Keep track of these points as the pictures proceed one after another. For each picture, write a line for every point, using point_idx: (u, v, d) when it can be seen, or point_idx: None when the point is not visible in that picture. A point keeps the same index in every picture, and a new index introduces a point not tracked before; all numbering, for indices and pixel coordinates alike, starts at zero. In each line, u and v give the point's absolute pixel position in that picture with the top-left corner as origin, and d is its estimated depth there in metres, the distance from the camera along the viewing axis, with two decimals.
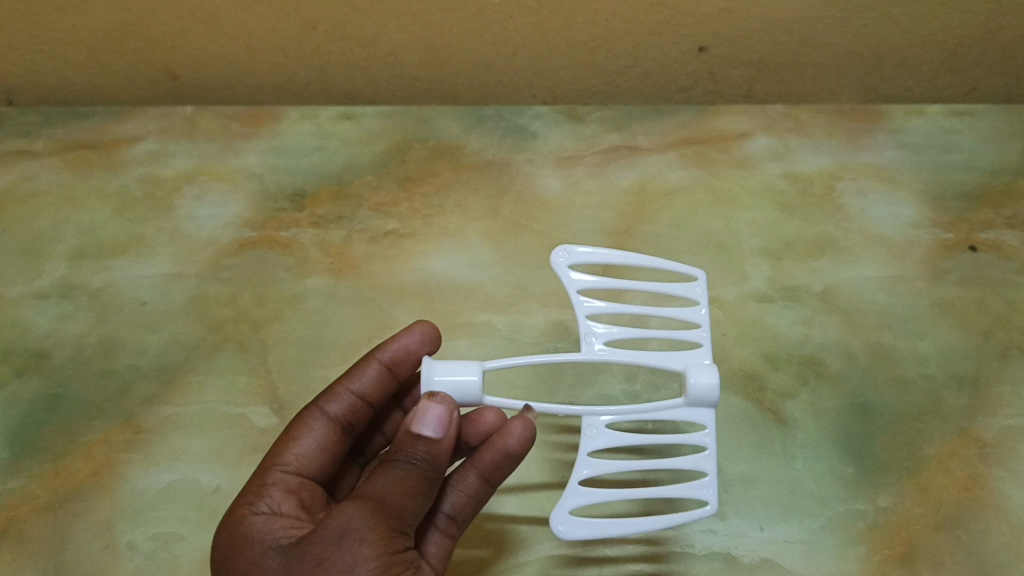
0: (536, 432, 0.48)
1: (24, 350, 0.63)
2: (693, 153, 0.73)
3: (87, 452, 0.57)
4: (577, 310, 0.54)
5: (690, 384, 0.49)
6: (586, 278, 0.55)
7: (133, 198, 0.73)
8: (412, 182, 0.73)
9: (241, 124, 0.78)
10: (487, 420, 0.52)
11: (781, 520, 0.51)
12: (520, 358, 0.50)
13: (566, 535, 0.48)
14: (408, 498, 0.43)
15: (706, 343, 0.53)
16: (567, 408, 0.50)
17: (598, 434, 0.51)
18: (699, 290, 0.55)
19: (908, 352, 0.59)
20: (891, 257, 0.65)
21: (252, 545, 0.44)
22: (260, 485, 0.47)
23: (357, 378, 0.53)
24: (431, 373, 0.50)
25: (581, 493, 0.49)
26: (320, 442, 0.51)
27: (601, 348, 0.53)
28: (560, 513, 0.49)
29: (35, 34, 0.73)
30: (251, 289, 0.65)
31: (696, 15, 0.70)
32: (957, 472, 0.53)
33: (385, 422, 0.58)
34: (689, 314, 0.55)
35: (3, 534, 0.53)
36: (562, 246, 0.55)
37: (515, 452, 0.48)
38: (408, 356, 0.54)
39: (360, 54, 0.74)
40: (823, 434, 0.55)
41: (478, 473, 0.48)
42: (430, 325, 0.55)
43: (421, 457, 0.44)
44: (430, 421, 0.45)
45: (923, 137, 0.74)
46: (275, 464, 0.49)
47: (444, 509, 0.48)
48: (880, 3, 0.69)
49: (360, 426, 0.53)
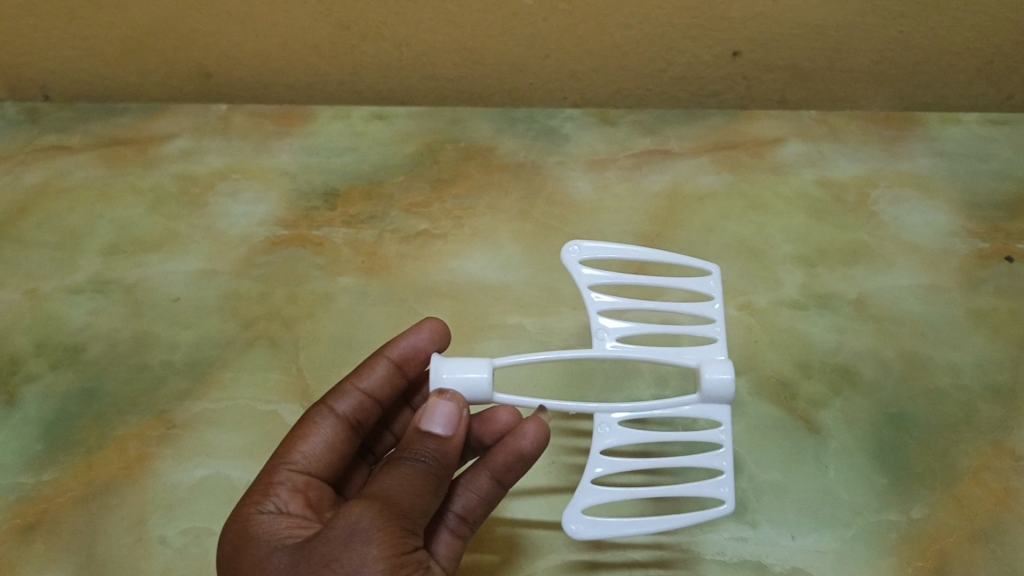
0: (550, 433, 0.49)
1: (59, 343, 0.63)
2: (726, 158, 0.73)
3: (120, 447, 0.57)
4: (588, 306, 0.55)
5: (705, 379, 0.49)
6: (597, 274, 0.55)
7: (167, 195, 0.74)
8: (443, 183, 0.73)
9: (274, 123, 0.78)
10: (501, 419, 0.51)
11: (813, 529, 0.51)
12: (529, 356, 0.50)
13: (579, 535, 0.48)
14: (416, 497, 0.43)
15: (721, 339, 0.53)
16: (578, 406, 0.50)
17: (609, 432, 0.51)
18: (712, 284, 0.55)
19: (942, 362, 0.59)
20: (925, 266, 0.64)
21: (259, 545, 0.44)
22: (267, 484, 0.47)
23: (365, 376, 0.53)
24: (440, 371, 0.50)
25: (593, 492, 0.49)
26: (328, 441, 0.51)
27: (612, 344, 0.53)
28: (573, 512, 0.49)
29: (73, 30, 0.74)
30: (284, 287, 0.66)
31: (731, 19, 0.70)
32: (992, 485, 0.52)
33: (393, 420, 0.58)
34: (705, 309, 0.55)
35: (37, 526, 0.54)
36: (572, 241, 0.56)
37: (529, 454, 0.48)
38: (417, 355, 0.54)
39: (394, 54, 0.74)
40: (856, 444, 0.54)
41: (490, 474, 0.48)
42: (439, 324, 0.56)
43: (430, 455, 0.44)
44: (439, 419, 0.46)
45: (959, 145, 0.73)
46: (281, 462, 0.49)
47: (455, 508, 0.48)
48: (915, 9, 0.69)
49: (369, 424, 0.53)
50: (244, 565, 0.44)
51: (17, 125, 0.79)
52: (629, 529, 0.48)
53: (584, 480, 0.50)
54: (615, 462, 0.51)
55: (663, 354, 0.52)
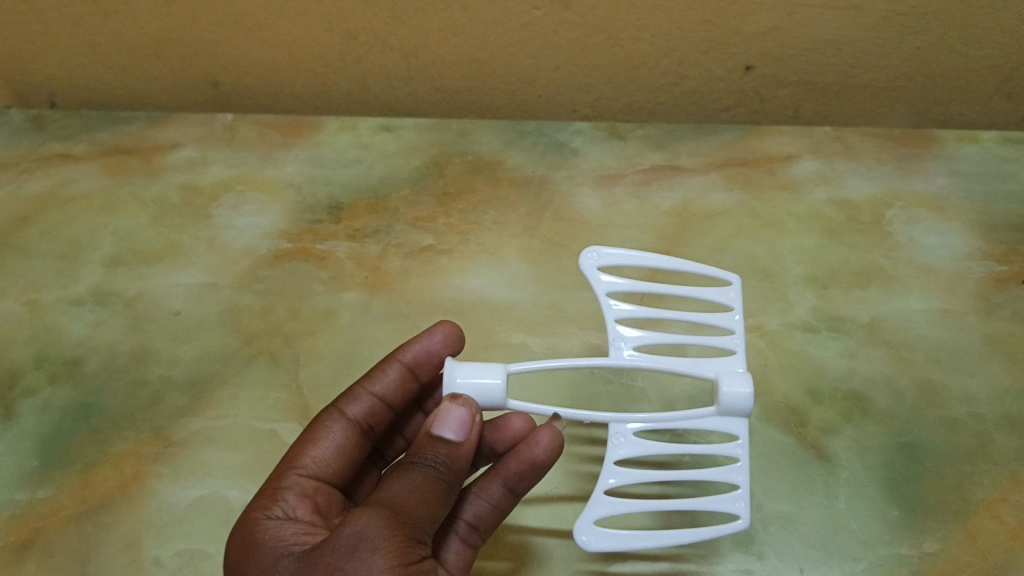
0: (563, 442, 0.48)
1: (58, 356, 0.62)
2: (737, 175, 0.72)
3: (116, 464, 0.56)
4: (605, 313, 0.53)
5: (722, 393, 0.48)
6: (615, 281, 0.54)
7: (170, 206, 0.73)
8: (450, 197, 0.72)
9: (280, 133, 0.78)
10: (514, 426, 0.50)
11: (823, 562, 0.49)
12: (545, 363, 0.49)
13: (590, 546, 0.47)
14: (424, 504, 0.41)
15: (740, 351, 0.52)
16: (595, 415, 0.48)
17: (624, 442, 0.50)
18: (732, 295, 0.54)
19: (957, 390, 0.57)
20: (940, 290, 0.63)
21: (265, 552, 0.42)
22: (275, 489, 0.46)
23: (378, 380, 0.52)
24: (453, 375, 0.48)
25: (606, 503, 0.48)
26: (338, 445, 0.49)
27: (629, 353, 0.52)
28: (584, 523, 0.47)
29: (79, 37, 0.73)
30: (285, 302, 0.65)
31: (744, 34, 0.69)
32: (1008, 519, 0.51)
33: (405, 425, 0.57)
34: (723, 319, 0.54)
35: (30, 544, 0.52)
36: (590, 247, 0.54)
37: (543, 463, 0.47)
38: (430, 358, 0.53)
39: (402, 66, 0.74)
40: (868, 474, 0.53)
41: (502, 483, 0.47)
42: (452, 327, 0.55)
43: (441, 461, 0.43)
44: (451, 424, 0.44)
45: (977, 164, 0.72)
46: (291, 466, 0.48)
47: (465, 517, 0.47)
48: (934, 25, 0.67)
49: (380, 429, 0.52)
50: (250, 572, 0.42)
51: (22, 133, 0.78)
52: (642, 542, 0.47)
53: (597, 490, 0.49)
54: (629, 473, 0.50)
55: (681, 365, 0.50)
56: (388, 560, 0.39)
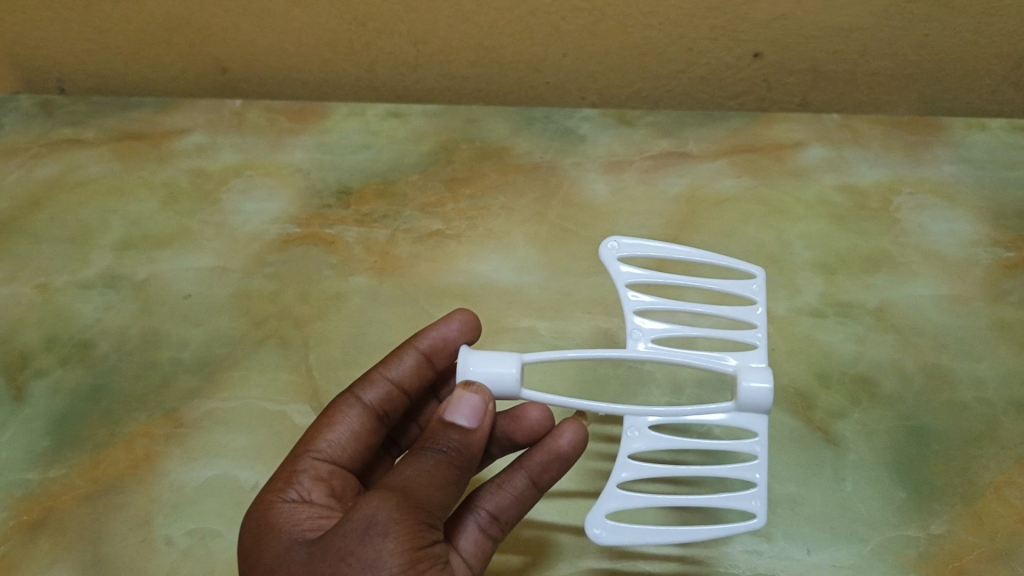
0: (586, 438, 0.48)
1: (69, 339, 0.63)
2: (745, 162, 0.72)
3: (127, 445, 0.56)
4: (624, 305, 0.54)
5: (742, 388, 0.47)
6: (635, 272, 0.54)
7: (179, 190, 0.73)
8: (458, 183, 0.72)
9: (289, 119, 0.78)
10: (531, 416, 0.50)
11: (829, 544, 0.49)
12: (561, 353, 0.49)
13: (601, 539, 0.47)
14: (436, 489, 0.41)
15: (763, 345, 0.52)
16: (611, 407, 0.48)
17: (638, 436, 0.50)
18: (755, 287, 0.54)
19: (965, 374, 0.57)
20: (948, 276, 0.63)
21: (279, 535, 0.43)
22: (290, 472, 0.47)
23: (394, 366, 0.52)
24: (466, 363, 0.48)
25: (620, 497, 0.49)
26: (354, 430, 0.50)
27: (644, 346, 0.52)
28: (596, 517, 0.48)
29: (89, 23, 0.74)
30: (294, 286, 0.65)
31: (752, 20, 0.69)
32: (1015, 502, 0.51)
33: (420, 413, 0.57)
34: (746, 313, 0.53)
35: (42, 523, 0.53)
36: (612, 237, 0.55)
37: (567, 454, 0.47)
38: (446, 346, 0.53)
39: (410, 52, 0.74)
40: (875, 457, 0.53)
41: (526, 475, 0.47)
42: (469, 315, 0.55)
43: (453, 447, 0.43)
44: (464, 411, 0.44)
45: (985, 152, 0.72)
46: (307, 450, 0.48)
47: (487, 507, 0.46)
48: (942, 14, 0.68)
49: (395, 414, 0.52)
50: (263, 555, 0.43)
51: (32, 118, 0.79)
52: (654, 537, 0.47)
53: (611, 485, 0.49)
54: (642, 467, 0.49)
55: (699, 358, 0.50)
56: (397, 546, 0.39)
